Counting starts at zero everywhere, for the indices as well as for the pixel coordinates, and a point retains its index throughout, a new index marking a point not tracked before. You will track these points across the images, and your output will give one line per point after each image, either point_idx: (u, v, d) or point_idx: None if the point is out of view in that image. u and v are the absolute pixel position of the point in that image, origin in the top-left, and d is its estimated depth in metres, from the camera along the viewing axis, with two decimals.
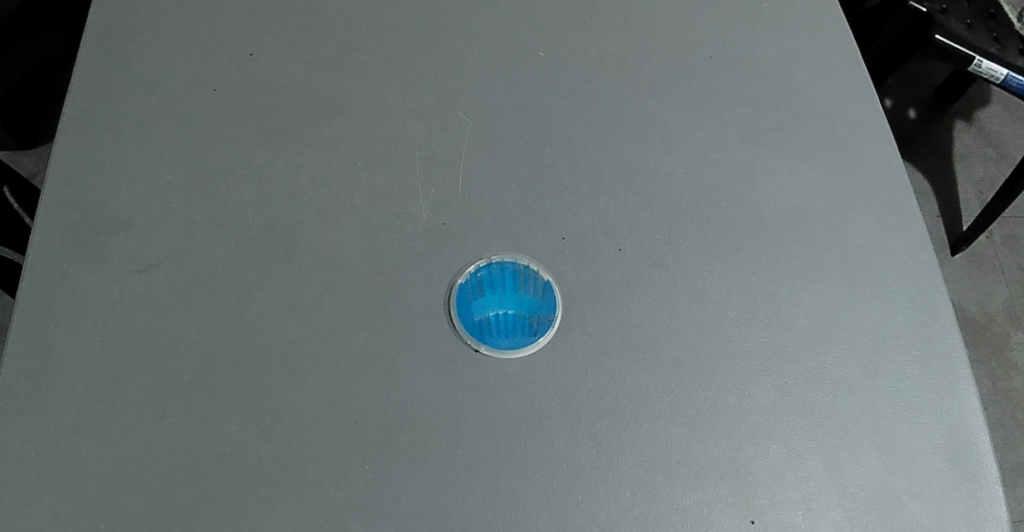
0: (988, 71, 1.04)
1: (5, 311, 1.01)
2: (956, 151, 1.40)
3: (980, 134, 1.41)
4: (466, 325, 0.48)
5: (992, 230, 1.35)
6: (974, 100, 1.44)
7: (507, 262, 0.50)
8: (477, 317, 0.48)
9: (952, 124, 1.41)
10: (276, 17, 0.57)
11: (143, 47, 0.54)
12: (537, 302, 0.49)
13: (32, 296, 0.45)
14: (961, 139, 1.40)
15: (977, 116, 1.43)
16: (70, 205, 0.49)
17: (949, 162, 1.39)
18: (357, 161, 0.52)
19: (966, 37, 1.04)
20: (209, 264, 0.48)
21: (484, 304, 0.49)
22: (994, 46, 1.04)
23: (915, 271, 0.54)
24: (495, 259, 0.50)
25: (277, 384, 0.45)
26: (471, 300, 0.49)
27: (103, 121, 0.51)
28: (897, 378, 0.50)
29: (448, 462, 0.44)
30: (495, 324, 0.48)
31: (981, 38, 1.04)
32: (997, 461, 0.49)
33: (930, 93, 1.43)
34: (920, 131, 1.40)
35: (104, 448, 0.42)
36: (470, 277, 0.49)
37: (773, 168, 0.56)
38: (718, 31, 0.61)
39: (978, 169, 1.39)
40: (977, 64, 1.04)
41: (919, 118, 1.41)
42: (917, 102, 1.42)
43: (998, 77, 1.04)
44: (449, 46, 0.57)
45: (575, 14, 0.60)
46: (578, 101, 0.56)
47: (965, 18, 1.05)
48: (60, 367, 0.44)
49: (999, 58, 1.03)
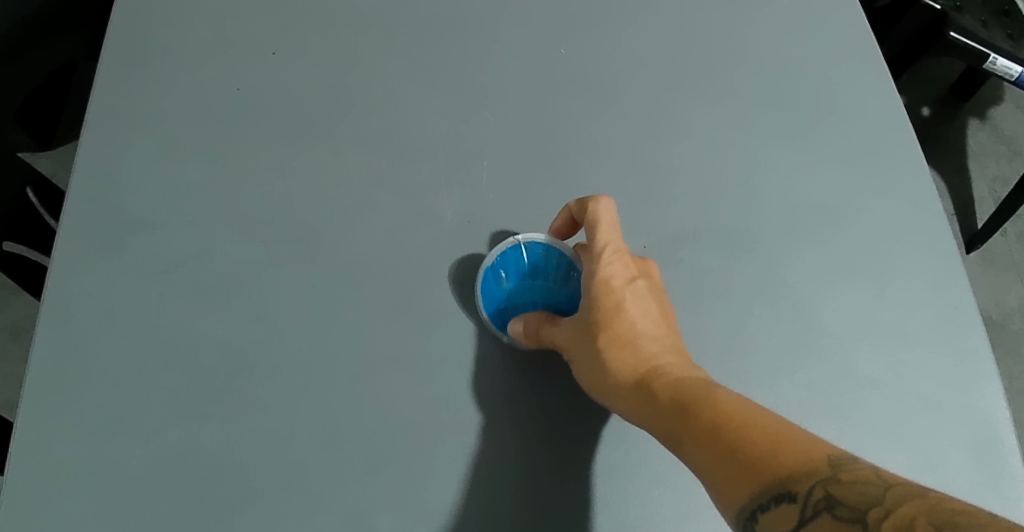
0: (1003, 69, 1.02)
1: (26, 311, 1.00)
2: (971, 148, 1.38)
3: (994, 130, 1.40)
4: (488, 312, 0.48)
5: (1008, 229, 1.34)
6: (989, 97, 1.42)
7: (535, 245, 0.49)
8: (498, 304, 0.49)
9: (967, 121, 1.40)
10: (297, 15, 0.57)
11: (165, 47, 0.55)
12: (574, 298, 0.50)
13: (58, 296, 0.46)
14: (975, 136, 1.39)
15: (991, 113, 1.41)
16: (96, 205, 0.49)
17: (964, 160, 1.37)
18: (380, 159, 0.52)
19: (979, 34, 1.02)
20: (234, 263, 0.48)
21: (506, 290, 0.49)
22: (1008, 43, 1.02)
23: (940, 267, 0.53)
24: (521, 241, 0.49)
25: (303, 383, 0.45)
26: (494, 285, 0.49)
27: (128, 121, 0.52)
28: (922, 375, 0.50)
29: (476, 461, 0.44)
30: (514, 312, 0.49)
31: (996, 36, 1.03)
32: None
33: (945, 90, 1.42)
34: (933, 129, 1.39)
35: (133, 447, 0.42)
36: (495, 260, 0.49)
37: (797, 165, 0.56)
38: (736, 27, 0.60)
39: (993, 167, 1.38)
40: (992, 62, 1.03)
41: (933, 115, 1.40)
42: (932, 99, 1.41)
43: (1012, 75, 1.02)
44: (468, 43, 0.57)
45: (593, 11, 0.60)
46: (598, 98, 0.56)
47: (979, 16, 1.04)
48: (88, 366, 0.44)
49: (1011, 55, 1.01)
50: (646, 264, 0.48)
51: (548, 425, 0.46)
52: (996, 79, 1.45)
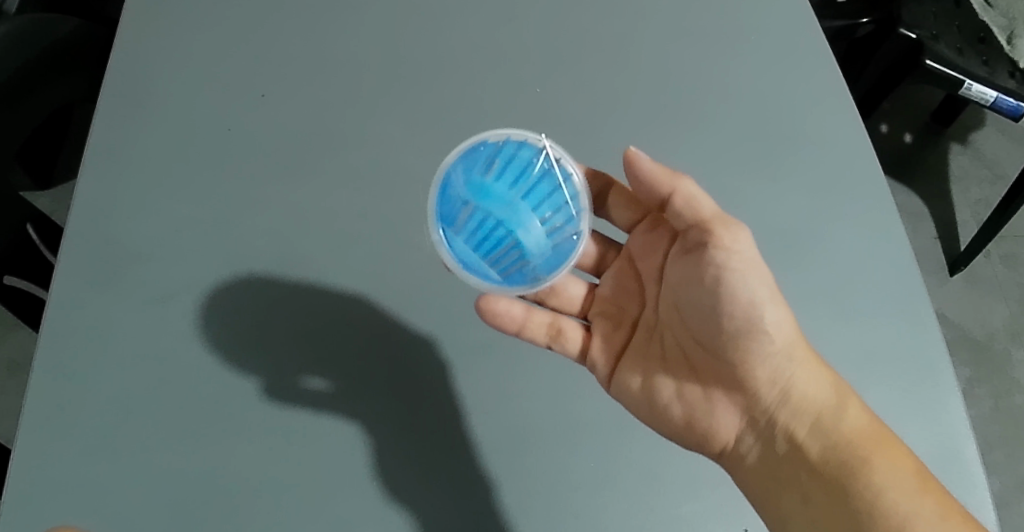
0: (978, 94, 1.07)
1: (27, 345, 1.02)
2: (952, 173, 1.42)
3: (975, 155, 1.44)
4: (450, 198, 0.48)
5: (990, 250, 1.37)
6: (969, 123, 1.46)
7: (540, 180, 0.49)
8: (466, 199, 0.47)
9: (948, 146, 1.44)
10: (286, 62, 0.62)
11: (160, 93, 0.59)
12: (545, 242, 0.48)
13: (58, 325, 0.50)
14: (956, 161, 1.43)
15: (972, 138, 1.46)
16: (96, 241, 0.53)
17: (945, 185, 1.41)
18: (363, 194, 0.56)
19: (955, 62, 1.07)
20: (224, 292, 0.52)
21: (488, 199, 0.47)
22: (984, 69, 1.07)
23: (902, 286, 0.56)
24: (536, 165, 0.49)
25: (288, 402, 0.49)
26: (480, 183, 0.47)
27: (125, 162, 0.56)
28: (885, 388, 0.52)
29: (451, 471, 0.48)
30: (471, 224, 0.48)
31: (971, 62, 1.07)
32: (984, 466, 0.50)
33: (927, 117, 1.47)
34: (916, 154, 1.43)
35: (126, 462, 0.46)
36: (500, 165, 0.49)
37: (759, 190, 0.59)
38: (707, 60, 0.64)
39: (974, 191, 1.41)
40: (967, 88, 1.08)
41: (915, 141, 1.44)
42: (913, 125, 1.45)
43: (989, 99, 1.07)
44: (446, 83, 0.61)
45: (569, 49, 0.63)
46: (571, 130, 0.59)
47: (955, 43, 1.09)
48: (87, 387, 0.48)
49: (987, 81, 1.06)
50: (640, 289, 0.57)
51: (523, 438, 0.49)
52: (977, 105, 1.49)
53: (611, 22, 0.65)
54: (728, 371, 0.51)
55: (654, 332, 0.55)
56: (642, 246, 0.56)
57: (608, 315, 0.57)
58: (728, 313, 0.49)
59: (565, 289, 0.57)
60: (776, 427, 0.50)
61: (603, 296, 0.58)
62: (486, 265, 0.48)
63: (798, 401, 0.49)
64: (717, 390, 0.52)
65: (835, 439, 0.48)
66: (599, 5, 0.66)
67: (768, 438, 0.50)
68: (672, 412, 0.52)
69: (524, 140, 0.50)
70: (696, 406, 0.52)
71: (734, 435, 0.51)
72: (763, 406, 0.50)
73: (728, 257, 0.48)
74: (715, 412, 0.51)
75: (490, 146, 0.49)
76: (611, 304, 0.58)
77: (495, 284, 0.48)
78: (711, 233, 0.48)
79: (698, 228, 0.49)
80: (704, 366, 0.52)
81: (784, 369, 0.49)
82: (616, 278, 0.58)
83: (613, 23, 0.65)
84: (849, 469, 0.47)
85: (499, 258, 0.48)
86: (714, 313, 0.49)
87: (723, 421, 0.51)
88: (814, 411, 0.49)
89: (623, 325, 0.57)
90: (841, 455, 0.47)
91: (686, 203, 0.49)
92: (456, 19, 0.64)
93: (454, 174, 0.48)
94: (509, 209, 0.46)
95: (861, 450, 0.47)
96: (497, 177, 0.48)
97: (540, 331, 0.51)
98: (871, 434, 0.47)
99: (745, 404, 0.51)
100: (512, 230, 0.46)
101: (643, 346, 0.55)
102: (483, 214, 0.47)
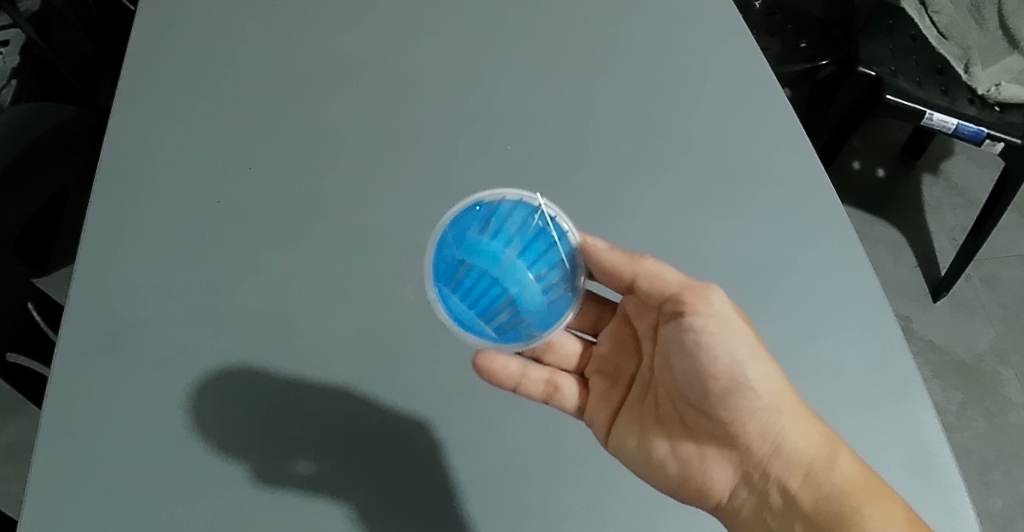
0: (940, 123, 1.10)
1: None
2: (926, 202, 1.47)
3: (947, 183, 1.49)
4: (448, 254, 0.48)
5: (971, 273, 1.40)
6: (937, 154, 1.52)
7: (540, 234, 0.51)
8: (461, 258, 0.47)
9: (919, 176, 1.50)
10: (270, 134, 0.66)
11: (152, 170, 0.63)
12: (541, 301, 0.48)
13: (59, 394, 0.52)
14: (928, 191, 1.48)
15: (941, 167, 1.51)
16: (93, 312, 0.56)
17: (920, 214, 1.46)
18: (347, 255, 0.59)
19: (915, 95, 1.10)
20: (216, 352, 0.54)
21: (481, 257, 0.47)
22: (944, 98, 1.12)
23: (869, 306, 0.59)
24: (536, 219, 0.50)
25: (285, 452, 0.51)
26: (476, 240, 0.48)
27: (121, 235, 0.60)
28: (857, 404, 0.54)
29: (440, 512, 0.50)
30: (465, 281, 0.48)
31: (931, 93, 1.12)
32: (958, 468, 0.52)
33: (896, 150, 1.53)
34: (890, 189, 1.49)
35: (130, 518, 0.49)
36: (498, 220, 0.49)
37: (719, 226, 0.62)
38: (667, 110, 0.68)
39: (949, 218, 1.45)
40: (929, 118, 1.10)
41: (887, 176, 1.50)
42: (883, 160, 1.52)
43: (950, 127, 1.10)
44: (422, 146, 0.65)
45: (537, 108, 0.68)
46: (540, 183, 0.63)
47: (914, 77, 1.13)
48: (88, 451, 0.50)
49: (947, 110, 1.09)
50: (634, 345, 0.60)
51: (510, 472, 0.51)
52: (943, 136, 1.55)
53: (576, 83, 0.70)
54: (719, 428, 0.53)
55: (647, 392, 0.58)
56: (635, 307, 0.58)
57: (606, 373, 0.61)
58: (713, 373, 0.50)
59: (562, 345, 0.62)
60: (770, 481, 0.51)
61: (601, 354, 0.62)
62: (482, 324, 0.49)
63: (790, 455, 0.49)
64: (710, 447, 0.54)
65: (828, 490, 0.48)
66: (564, 67, 0.71)
67: (762, 493, 0.51)
68: (668, 469, 0.53)
69: (518, 200, 0.51)
70: (690, 463, 0.53)
71: (728, 491, 0.52)
72: (757, 459, 0.51)
73: (705, 321, 0.50)
74: (709, 468, 0.53)
75: (485, 207, 0.50)
76: (608, 362, 0.61)
77: (493, 342, 0.50)
78: (686, 302, 0.51)
79: (670, 301, 0.52)
80: (697, 424, 0.54)
81: (774, 424, 0.50)
82: (613, 336, 0.61)
83: (580, 84, 0.70)
84: (844, 520, 0.47)
85: (494, 316, 0.49)
86: (699, 375, 0.51)
87: (717, 477, 0.53)
88: (806, 464, 0.49)
89: (620, 383, 0.60)
90: (833, 506, 0.48)
91: (652, 280, 0.52)
92: (431, 87, 0.69)
93: (451, 235, 0.49)
94: (503, 268, 0.47)
95: (854, 500, 0.47)
96: (492, 236, 0.48)
97: (537, 388, 0.53)
98: (863, 486, 0.47)
99: (739, 460, 0.52)
100: (506, 289, 0.47)
101: (638, 405, 0.58)
102: (479, 272, 0.47)
